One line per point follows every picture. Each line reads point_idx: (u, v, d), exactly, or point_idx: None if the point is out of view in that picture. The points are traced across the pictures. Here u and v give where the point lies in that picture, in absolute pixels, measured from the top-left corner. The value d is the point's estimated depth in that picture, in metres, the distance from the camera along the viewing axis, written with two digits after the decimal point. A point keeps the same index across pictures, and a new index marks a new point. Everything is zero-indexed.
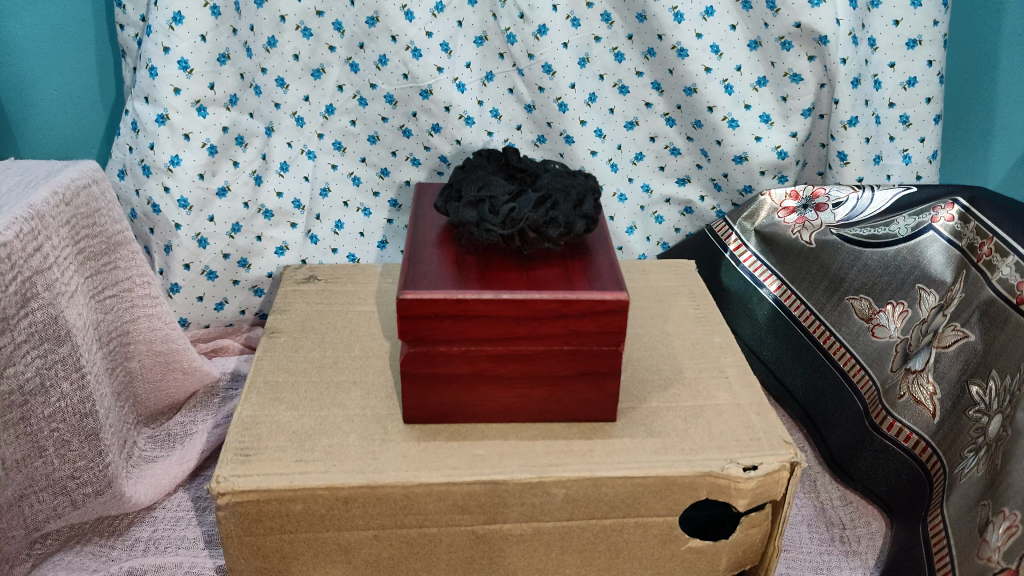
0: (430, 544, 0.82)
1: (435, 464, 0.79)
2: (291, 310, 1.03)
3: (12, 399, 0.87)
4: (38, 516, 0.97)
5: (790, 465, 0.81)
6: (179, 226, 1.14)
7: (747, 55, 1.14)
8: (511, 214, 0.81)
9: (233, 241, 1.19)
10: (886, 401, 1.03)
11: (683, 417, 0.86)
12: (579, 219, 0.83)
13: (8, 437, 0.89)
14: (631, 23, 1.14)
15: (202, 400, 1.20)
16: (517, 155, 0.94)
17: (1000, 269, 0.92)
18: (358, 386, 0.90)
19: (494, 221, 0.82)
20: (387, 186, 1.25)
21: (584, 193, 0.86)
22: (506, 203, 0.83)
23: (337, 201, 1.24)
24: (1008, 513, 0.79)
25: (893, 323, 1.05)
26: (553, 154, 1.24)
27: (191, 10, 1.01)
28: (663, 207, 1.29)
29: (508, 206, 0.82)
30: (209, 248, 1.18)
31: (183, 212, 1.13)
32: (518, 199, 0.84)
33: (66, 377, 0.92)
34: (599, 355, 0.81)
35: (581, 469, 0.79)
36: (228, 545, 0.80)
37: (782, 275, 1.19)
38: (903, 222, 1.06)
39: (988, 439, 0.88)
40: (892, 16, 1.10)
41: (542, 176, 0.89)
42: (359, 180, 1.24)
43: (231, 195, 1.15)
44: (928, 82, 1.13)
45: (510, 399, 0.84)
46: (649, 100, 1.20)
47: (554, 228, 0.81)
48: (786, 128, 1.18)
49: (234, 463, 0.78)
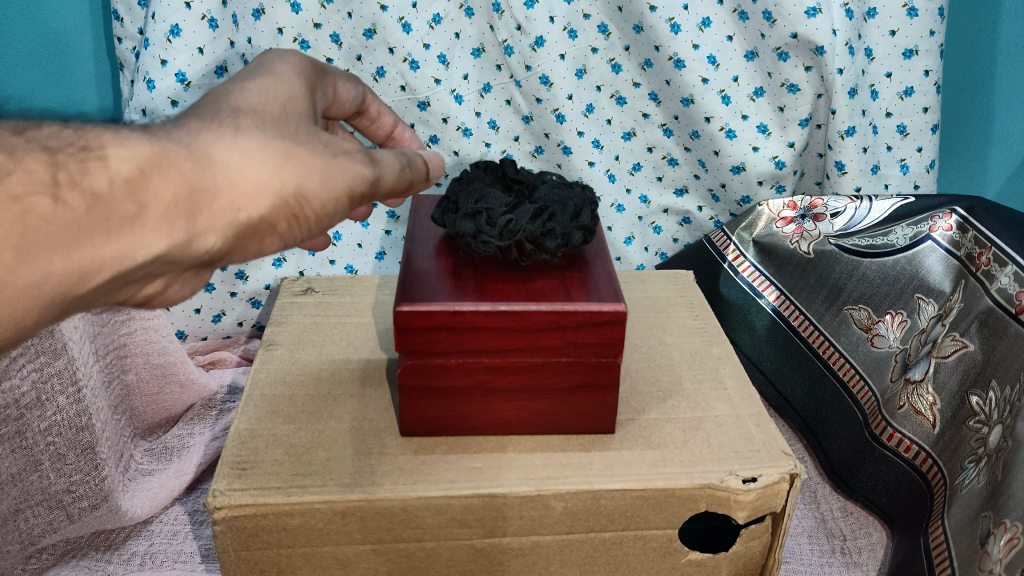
0: (428, 558, 0.81)
1: (432, 477, 0.79)
2: (288, 322, 1.03)
3: (7, 413, 0.96)
4: (33, 531, 1.00)
5: (790, 477, 0.80)
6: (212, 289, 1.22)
7: (743, 66, 1.14)
8: (507, 226, 0.80)
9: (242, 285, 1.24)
10: (885, 412, 1.02)
11: (682, 428, 0.86)
12: (576, 231, 0.83)
13: (69, 436, 0.99)
14: (628, 34, 1.14)
15: (199, 413, 1.18)
16: (515, 167, 0.91)
17: (998, 279, 0.92)
18: (355, 399, 0.90)
19: (491, 233, 0.81)
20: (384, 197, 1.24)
21: (580, 202, 0.86)
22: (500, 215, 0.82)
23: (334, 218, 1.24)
24: (1009, 525, 0.79)
25: (892, 332, 1.05)
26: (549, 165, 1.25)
27: (188, 22, 1.02)
28: (661, 217, 1.29)
29: (505, 216, 0.81)
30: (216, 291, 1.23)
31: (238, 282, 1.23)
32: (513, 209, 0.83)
33: (61, 391, 0.98)
34: (596, 366, 0.80)
35: (580, 482, 0.78)
36: (225, 560, 0.79)
37: (781, 286, 1.18)
38: (902, 232, 1.06)
39: (989, 450, 0.87)
40: (887, 27, 1.10)
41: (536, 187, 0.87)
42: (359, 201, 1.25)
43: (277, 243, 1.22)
44: (925, 91, 1.13)
45: (507, 413, 0.84)
46: (647, 111, 1.20)
47: (551, 239, 0.81)
48: (783, 138, 1.18)
49: (230, 478, 0.78)
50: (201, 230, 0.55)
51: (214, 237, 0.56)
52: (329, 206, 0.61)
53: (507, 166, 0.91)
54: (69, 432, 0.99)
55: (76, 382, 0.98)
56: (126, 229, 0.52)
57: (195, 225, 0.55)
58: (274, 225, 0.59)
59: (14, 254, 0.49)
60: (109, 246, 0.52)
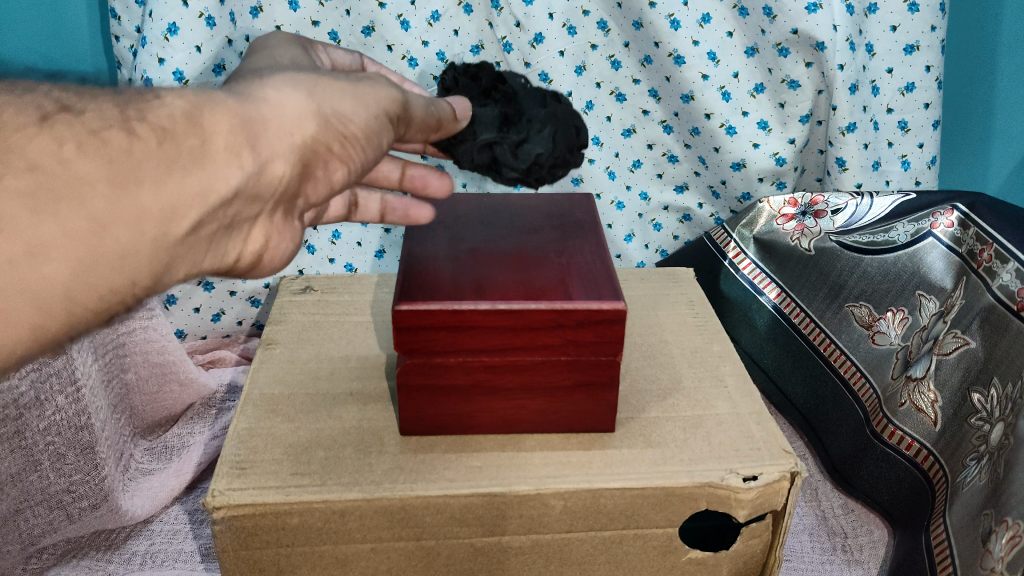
0: (428, 557, 0.81)
1: (431, 476, 0.78)
2: (286, 320, 1.02)
3: (6, 412, 0.96)
4: (33, 531, 1.00)
5: (790, 475, 0.80)
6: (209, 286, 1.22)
7: (744, 62, 1.14)
8: (533, 160, 0.80)
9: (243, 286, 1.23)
10: (886, 409, 1.02)
11: (683, 426, 0.86)
12: (581, 149, 0.85)
13: (70, 438, 0.99)
14: (627, 31, 1.14)
15: (198, 412, 1.18)
16: (490, 74, 0.83)
17: (1000, 276, 0.92)
18: (354, 398, 0.89)
19: (517, 170, 0.81)
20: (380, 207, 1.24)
21: (575, 114, 0.85)
22: (519, 144, 0.80)
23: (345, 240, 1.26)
24: (1010, 524, 0.79)
25: (893, 329, 1.04)
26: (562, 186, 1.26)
27: (185, 21, 1.01)
28: (661, 215, 1.29)
29: (532, 150, 0.80)
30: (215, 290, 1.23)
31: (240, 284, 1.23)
32: (527, 130, 0.81)
33: (61, 391, 0.98)
34: (595, 364, 0.80)
35: (579, 481, 0.78)
36: (224, 560, 0.79)
37: (782, 283, 1.18)
38: (903, 229, 1.06)
39: (990, 447, 0.87)
40: (888, 22, 1.09)
41: (528, 102, 0.82)
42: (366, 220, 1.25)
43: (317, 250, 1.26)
44: (926, 87, 1.12)
45: (507, 411, 0.83)
46: (646, 107, 1.20)
47: (563, 165, 0.84)
48: (784, 135, 1.17)
49: (229, 477, 0.78)
50: (268, 158, 0.57)
51: (282, 164, 0.58)
52: (372, 124, 0.63)
53: (479, 73, 0.83)
54: (69, 431, 0.99)
55: (75, 382, 0.98)
56: (197, 165, 0.54)
57: (260, 153, 0.56)
58: (329, 147, 0.61)
59: (106, 185, 0.50)
60: (192, 180, 0.53)
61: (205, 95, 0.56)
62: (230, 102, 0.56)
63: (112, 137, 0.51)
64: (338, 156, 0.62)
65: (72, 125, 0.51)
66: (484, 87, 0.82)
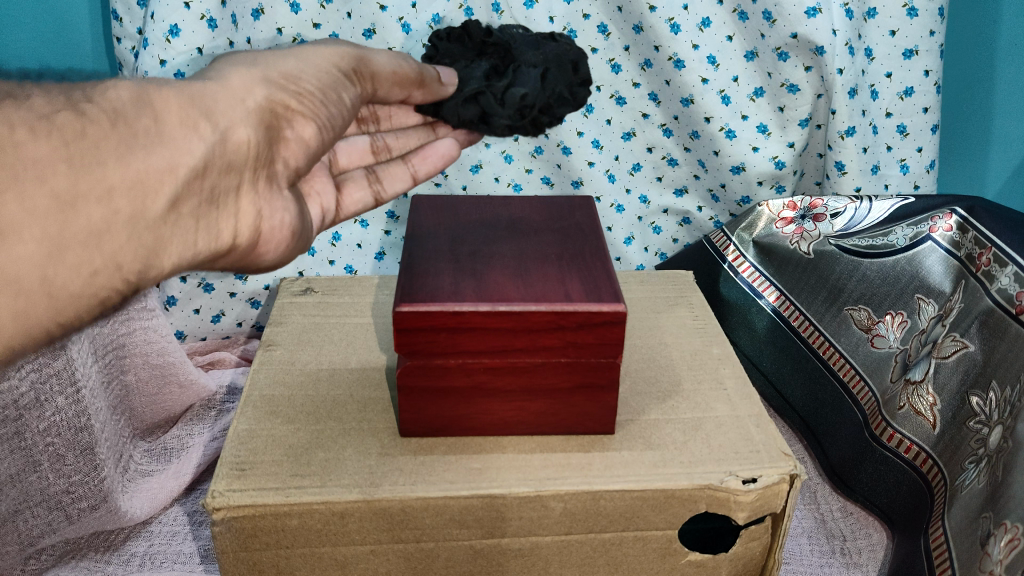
0: (427, 559, 0.81)
1: (431, 478, 0.79)
2: (286, 322, 1.02)
3: (6, 413, 0.96)
4: (33, 531, 1.00)
5: (790, 477, 0.81)
6: (208, 286, 1.23)
7: (743, 66, 1.14)
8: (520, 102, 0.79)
9: (245, 286, 1.24)
10: (885, 412, 1.02)
11: (682, 428, 0.86)
12: (580, 87, 0.83)
13: (69, 440, 0.99)
14: (627, 34, 1.14)
15: (198, 414, 1.17)
16: (480, 27, 0.84)
17: (999, 280, 0.92)
18: (354, 400, 0.89)
19: (505, 113, 0.79)
20: (376, 215, 1.26)
21: (573, 53, 0.83)
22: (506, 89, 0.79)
23: (348, 244, 1.27)
24: (1009, 526, 0.79)
25: (892, 333, 1.05)
26: (563, 188, 1.27)
27: (188, 22, 1.02)
28: (661, 217, 1.29)
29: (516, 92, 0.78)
30: (214, 291, 1.24)
31: (240, 283, 1.24)
32: (518, 78, 0.80)
33: (60, 392, 0.98)
34: (595, 367, 0.80)
35: (579, 483, 0.78)
36: (224, 561, 0.79)
37: (781, 286, 1.18)
38: (902, 233, 1.06)
39: (989, 450, 0.87)
40: (887, 27, 1.10)
41: (520, 46, 0.82)
42: (366, 222, 1.26)
43: (317, 253, 1.26)
44: (925, 91, 1.13)
45: (507, 413, 0.83)
46: (646, 111, 1.20)
47: (561, 107, 0.82)
48: (783, 138, 1.18)
49: (229, 479, 0.78)
50: (227, 125, 0.64)
51: (245, 129, 0.65)
52: (324, 78, 0.71)
53: (470, 28, 0.84)
54: (69, 432, 0.99)
55: (75, 383, 0.98)
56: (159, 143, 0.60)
57: (217, 123, 0.64)
58: (287, 105, 0.68)
59: (66, 165, 0.56)
60: (156, 156, 0.60)
61: (152, 82, 0.63)
62: (181, 86, 0.64)
63: (65, 121, 0.57)
64: (300, 113, 0.69)
65: (22, 110, 0.56)
66: (477, 45, 0.84)
